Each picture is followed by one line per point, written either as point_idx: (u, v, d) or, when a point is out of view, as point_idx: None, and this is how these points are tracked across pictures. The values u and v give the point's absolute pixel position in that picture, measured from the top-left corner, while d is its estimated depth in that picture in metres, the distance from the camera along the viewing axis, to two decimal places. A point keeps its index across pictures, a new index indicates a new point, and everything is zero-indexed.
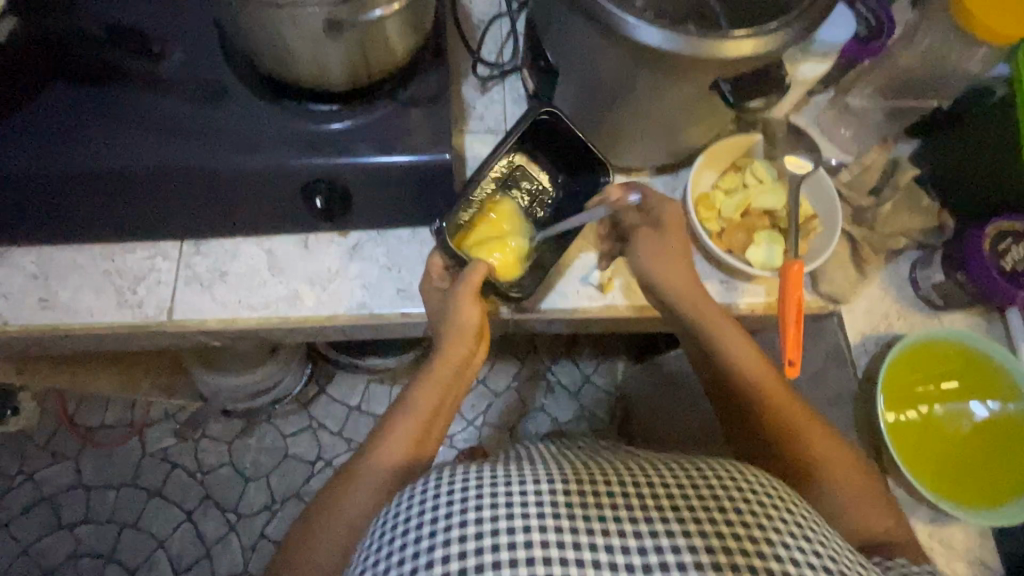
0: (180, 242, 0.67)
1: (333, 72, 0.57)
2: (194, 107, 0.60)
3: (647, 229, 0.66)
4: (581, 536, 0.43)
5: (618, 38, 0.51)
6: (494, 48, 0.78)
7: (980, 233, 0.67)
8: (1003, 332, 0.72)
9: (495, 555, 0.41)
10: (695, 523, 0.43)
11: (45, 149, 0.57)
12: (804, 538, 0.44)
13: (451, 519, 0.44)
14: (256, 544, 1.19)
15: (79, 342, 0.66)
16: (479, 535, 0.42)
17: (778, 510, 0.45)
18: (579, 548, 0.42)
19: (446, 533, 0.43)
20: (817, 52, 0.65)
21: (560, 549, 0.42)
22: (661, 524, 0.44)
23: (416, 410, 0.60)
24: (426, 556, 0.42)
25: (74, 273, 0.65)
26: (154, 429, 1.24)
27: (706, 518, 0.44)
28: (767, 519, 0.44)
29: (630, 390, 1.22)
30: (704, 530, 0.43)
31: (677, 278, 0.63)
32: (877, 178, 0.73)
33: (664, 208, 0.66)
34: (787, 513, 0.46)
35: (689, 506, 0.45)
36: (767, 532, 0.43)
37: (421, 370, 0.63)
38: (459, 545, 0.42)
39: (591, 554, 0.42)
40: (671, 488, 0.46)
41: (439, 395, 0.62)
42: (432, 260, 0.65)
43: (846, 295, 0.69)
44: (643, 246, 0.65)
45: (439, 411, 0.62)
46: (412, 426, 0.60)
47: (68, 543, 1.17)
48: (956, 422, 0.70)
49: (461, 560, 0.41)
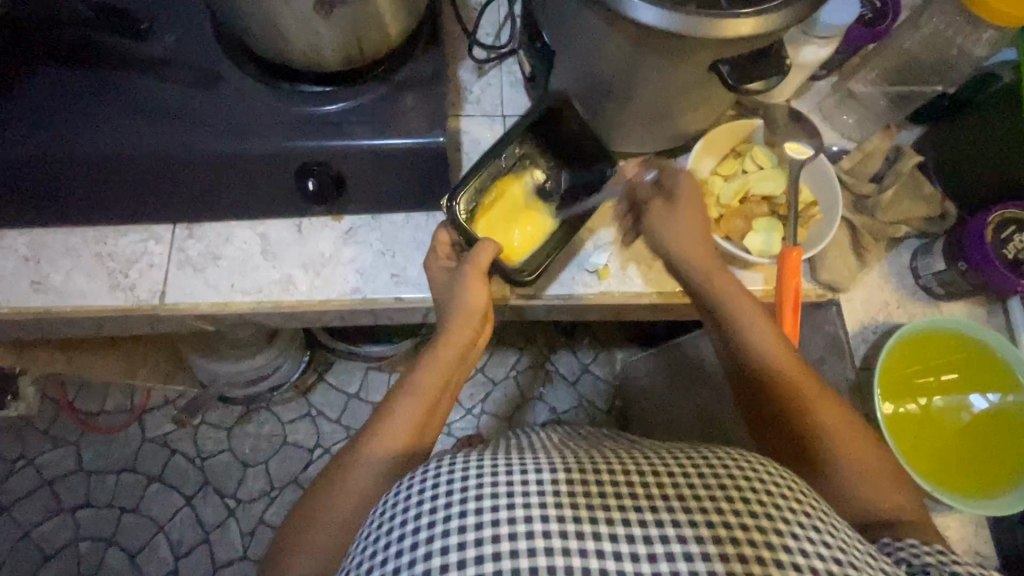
0: (174, 226, 0.67)
1: (327, 54, 0.56)
2: (184, 88, 0.59)
3: (662, 203, 0.65)
4: (585, 524, 0.42)
5: (616, 16, 0.50)
6: (491, 31, 0.76)
7: (982, 221, 0.66)
8: (1003, 322, 0.72)
9: (496, 545, 0.41)
10: (701, 513, 0.43)
11: (37, 130, 0.57)
12: (813, 528, 0.43)
13: (451, 509, 0.44)
14: (255, 529, 1.19)
15: (72, 325, 0.66)
16: (479, 525, 0.42)
17: (785, 499, 0.45)
18: (583, 538, 0.41)
19: (445, 524, 0.43)
20: (819, 36, 0.63)
21: (563, 539, 0.41)
22: (666, 514, 0.43)
23: (423, 390, 0.60)
24: (426, 548, 0.42)
25: (65, 256, 0.65)
26: (153, 415, 1.25)
27: (713, 508, 0.43)
28: (774, 510, 0.43)
29: (630, 380, 1.22)
30: (711, 521, 0.42)
31: (693, 249, 0.62)
32: (879, 165, 0.72)
33: (679, 179, 0.65)
34: (796, 503, 0.45)
35: (695, 497, 0.44)
36: (775, 523, 0.42)
37: (425, 351, 0.63)
38: (459, 536, 0.42)
39: (595, 544, 0.41)
40: (677, 478, 0.46)
41: (445, 377, 0.61)
42: (440, 237, 0.64)
43: (846, 284, 0.68)
44: (657, 217, 0.64)
45: (443, 394, 0.61)
46: (417, 409, 0.59)
47: (70, 527, 1.18)
48: (954, 415, 0.70)
49: (461, 552, 0.41)
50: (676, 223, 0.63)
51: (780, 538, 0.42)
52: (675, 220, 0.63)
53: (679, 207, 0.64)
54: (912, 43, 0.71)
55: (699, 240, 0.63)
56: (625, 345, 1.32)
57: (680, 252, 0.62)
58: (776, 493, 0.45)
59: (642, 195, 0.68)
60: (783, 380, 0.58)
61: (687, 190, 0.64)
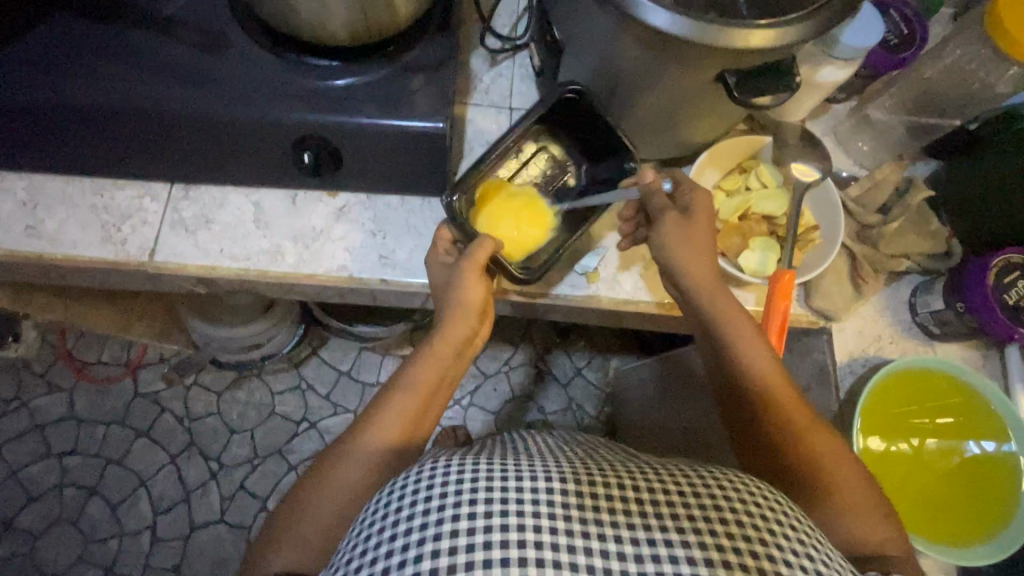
0: (170, 186, 0.67)
1: (334, 27, 0.55)
2: (193, 49, 0.60)
3: (677, 217, 0.61)
4: (577, 535, 0.41)
5: (624, 16, 0.48)
6: (508, 21, 0.75)
7: (984, 263, 0.64)
8: (999, 369, 0.70)
9: (486, 554, 0.40)
10: (695, 533, 0.42)
11: (45, 78, 0.57)
12: (807, 556, 0.42)
13: (443, 512, 0.42)
14: (234, 495, 1.21)
15: (65, 273, 0.67)
16: (471, 530, 0.41)
17: (780, 526, 0.44)
18: (574, 550, 0.41)
19: (437, 527, 0.41)
20: (839, 56, 0.61)
21: (554, 551, 0.40)
22: (661, 532, 0.42)
23: (415, 385, 0.59)
24: (415, 550, 0.41)
25: (62, 205, 0.65)
26: (147, 371, 1.27)
27: (707, 529, 0.42)
28: (769, 535, 0.42)
29: (621, 388, 1.21)
30: (704, 542, 0.42)
31: (700, 272, 0.60)
32: (887, 196, 0.70)
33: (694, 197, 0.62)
34: (790, 529, 0.44)
35: (691, 516, 0.43)
36: (769, 550, 0.42)
37: (418, 346, 0.62)
38: (450, 540, 0.41)
39: (586, 558, 0.41)
40: (673, 496, 0.45)
41: (438, 372, 0.60)
42: (441, 230, 0.65)
43: (839, 313, 0.66)
44: (669, 233, 0.61)
45: (434, 390, 0.60)
46: (408, 402, 0.58)
47: (56, 472, 1.21)
48: (944, 459, 0.67)
49: (450, 557, 0.40)
50: (681, 247, 0.60)
51: (773, 566, 0.41)
52: (682, 239, 0.60)
53: (689, 224, 0.61)
54: (934, 73, 0.69)
55: (706, 261, 0.60)
56: (620, 352, 1.31)
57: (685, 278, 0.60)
58: (772, 518, 0.44)
59: (654, 206, 0.62)
60: (778, 404, 0.57)
61: (703, 210, 0.61)
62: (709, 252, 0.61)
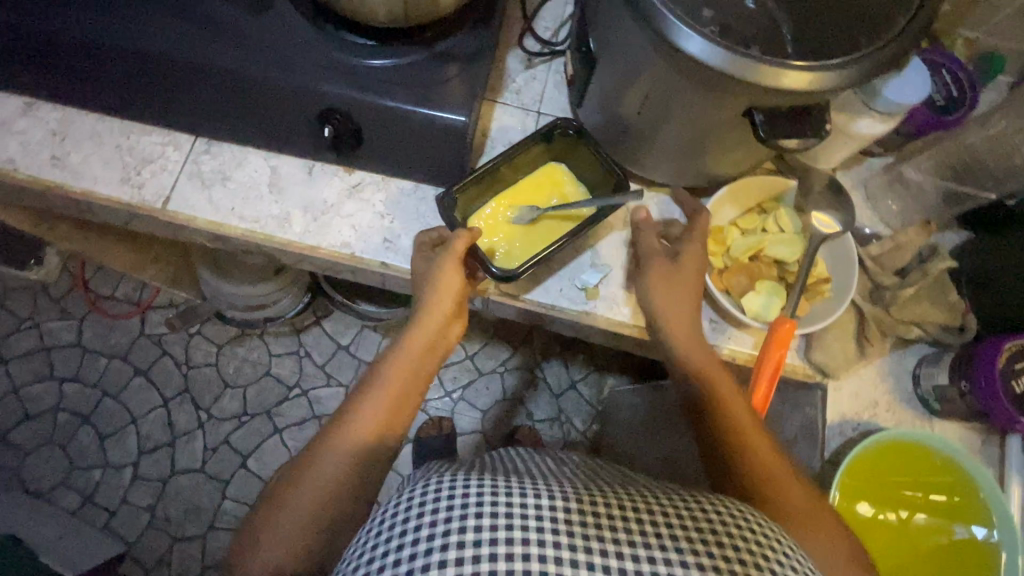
0: (194, 138, 0.68)
1: (374, 7, 0.56)
2: (237, 8, 0.61)
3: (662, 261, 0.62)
4: (580, 551, 0.41)
5: (659, 39, 0.48)
6: (551, 26, 0.75)
7: (998, 345, 0.61)
8: (998, 455, 0.67)
9: (491, 565, 0.40)
10: (694, 554, 0.42)
11: (92, 16, 0.59)
12: None
13: (450, 523, 0.43)
14: (218, 447, 1.23)
15: (84, 206, 0.68)
16: (477, 542, 0.41)
17: (776, 554, 0.44)
18: (576, 566, 0.41)
19: (444, 537, 0.42)
20: (878, 109, 0.59)
21: (557, 565, 0.41)
22: (660, 551, 0.42)
23: (392, 375, 0.59)
24: (422, 560, 0.41)
25: (89, 141, 0.67)
26: (155, 313, 1.30)
27: (705, 551, 0.42)
28: (766, 562, 0.43)
29: (613, 408, 1.19)
30: (702, 563, 0.42)
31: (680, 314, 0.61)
32: (907, 260, 0.68)
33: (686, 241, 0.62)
34: (784, 555, 0.44)
35: (689, 536, 0.43)
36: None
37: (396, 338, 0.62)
38: (456, 551, 0.41)
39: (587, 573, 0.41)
40: (672, 517, 0.45)
41: (417, 362, 0.60)
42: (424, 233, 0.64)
43: (838, 371, 0.65)
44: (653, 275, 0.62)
45: (411, 384, 0.60)
46: (386, 393, 0.58)
47: (53, 395, 1.24)
48: (931, 536, 0.65)
49: (457, 566, 0.40)
50: (660, 285, 0.61)
51: None
52: (666, 280, 0.61)
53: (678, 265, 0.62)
54: None
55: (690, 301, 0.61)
56: (618, 372, 1.29)
57: (666, 319, 0.61)
58: (768, 547, 0.44)
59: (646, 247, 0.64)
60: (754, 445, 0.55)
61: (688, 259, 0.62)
62: (691, 291, 0.61)
